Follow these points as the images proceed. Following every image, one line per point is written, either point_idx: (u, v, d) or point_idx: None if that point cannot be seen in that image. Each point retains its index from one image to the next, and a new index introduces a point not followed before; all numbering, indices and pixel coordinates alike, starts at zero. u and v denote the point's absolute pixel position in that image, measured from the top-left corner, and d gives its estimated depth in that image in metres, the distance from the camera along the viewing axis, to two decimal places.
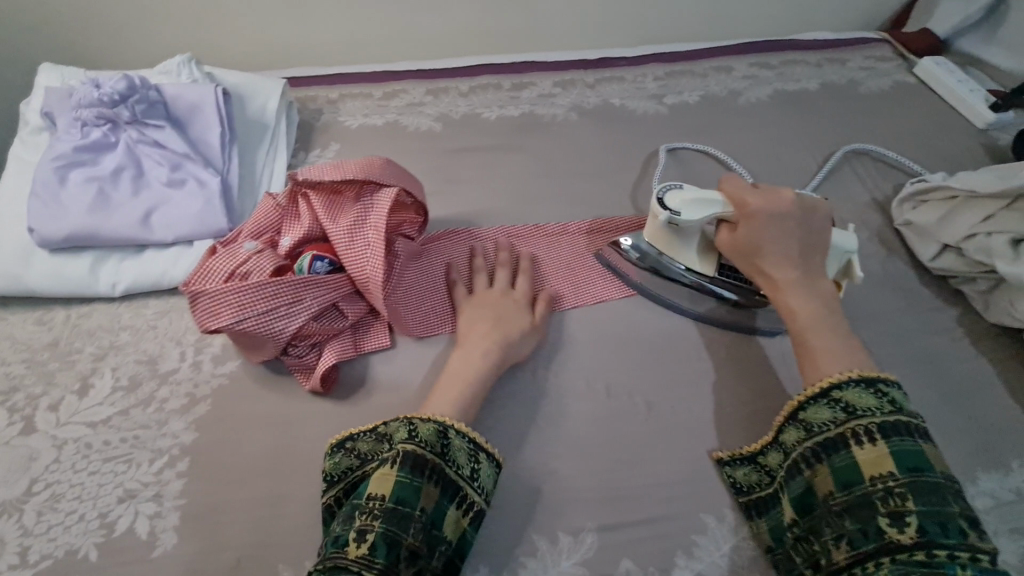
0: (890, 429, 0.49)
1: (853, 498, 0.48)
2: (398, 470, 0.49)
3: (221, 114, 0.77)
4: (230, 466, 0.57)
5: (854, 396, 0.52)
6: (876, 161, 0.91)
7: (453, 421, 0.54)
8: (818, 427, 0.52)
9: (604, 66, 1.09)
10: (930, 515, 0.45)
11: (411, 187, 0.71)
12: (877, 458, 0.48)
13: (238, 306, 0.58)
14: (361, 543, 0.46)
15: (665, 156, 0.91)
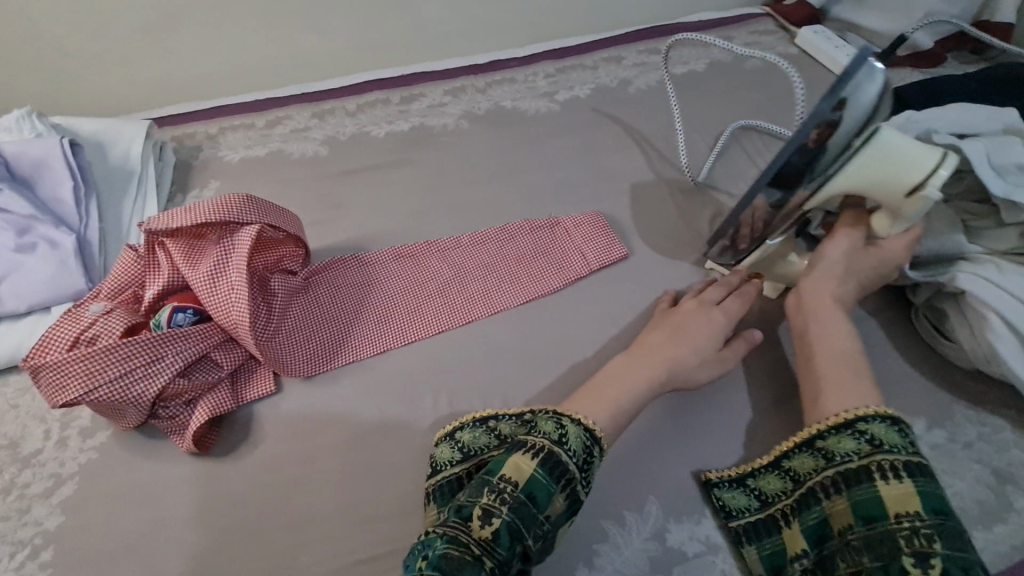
0: (914, 469, 0.48)
1: (871, 534, 0.47)
2: (537, 465, 0.49)
3: (71, 167, 0.72)
4: (101, 548, 0.53)
5: (880, 429, 0.51)
6: (762, 136, 0.92)
7: (590, 422, 0.54)
8: (839, 457, 0.51)
9: (494, 69, 1.08)
10: (953, 557, 0.44)
11: (280, 221, 0.68)
12: (902, 494, 0.47)
13: (86, 374, 0.54)
14: (487, 524, 0.46)
15: (558, 155, 0.91)
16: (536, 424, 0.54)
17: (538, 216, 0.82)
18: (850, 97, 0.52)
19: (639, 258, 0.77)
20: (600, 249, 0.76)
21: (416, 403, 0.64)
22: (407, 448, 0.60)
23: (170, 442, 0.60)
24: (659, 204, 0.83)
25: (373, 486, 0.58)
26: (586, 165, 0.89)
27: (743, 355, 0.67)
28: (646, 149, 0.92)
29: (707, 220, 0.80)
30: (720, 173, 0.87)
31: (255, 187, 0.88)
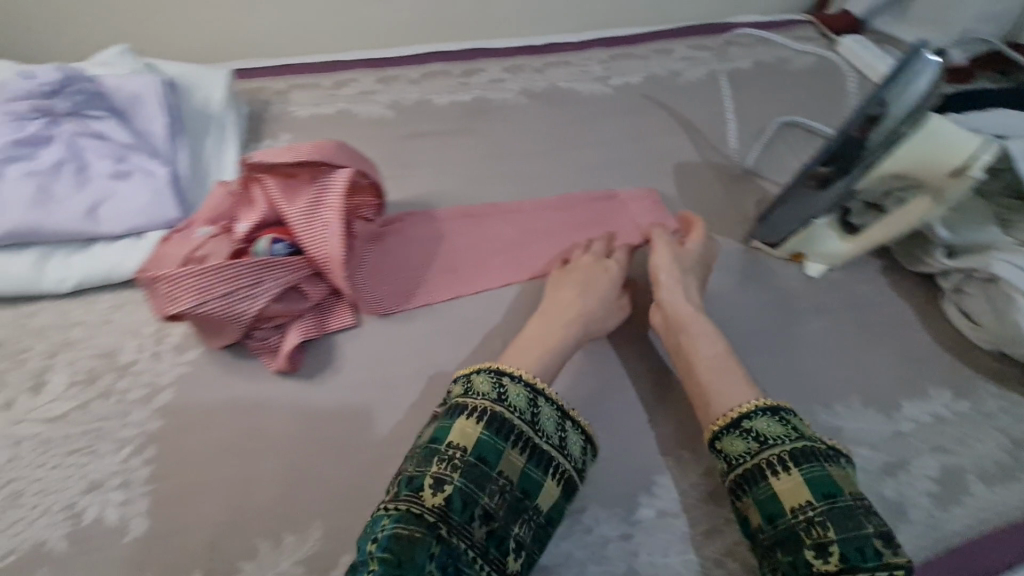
0: (800, 456, 0.50)
1: (778, 531, 0.48)
2: (480, 427, 0.50)
3: (166, 104, 0.75)
4: (199, 450, 0.58)
5: (575, 437, 0.54)
6: (803, 132, 0.97)
7: (526, 374, 0.55)
8: (735, 459, 0.53)
9: (550, 52, 1.12)
10: (849, 539, 0.45)
11: (366, 168, 0.71)
12: (794, 486, 0.49)
13: (198, 290, 0.59)
14: (438, 491, 0.47)
15: (613, 134, 0.95)
16: (469, 383, 0.54)
17: (595, 188, 0.86)
18: (895, 103, 0.58)
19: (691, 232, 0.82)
20: (656, 222, 0.81)
21: (485, 345, 0.68)
22: None
23: (258, 362, 0.64)
24: (709, 185, 0.88)
25: None
26: (643, 145, 0.93)
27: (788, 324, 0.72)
28: (697, 134, 0.96)
29: (754, 203, 0.85)
30: (764, 162, 0.91)
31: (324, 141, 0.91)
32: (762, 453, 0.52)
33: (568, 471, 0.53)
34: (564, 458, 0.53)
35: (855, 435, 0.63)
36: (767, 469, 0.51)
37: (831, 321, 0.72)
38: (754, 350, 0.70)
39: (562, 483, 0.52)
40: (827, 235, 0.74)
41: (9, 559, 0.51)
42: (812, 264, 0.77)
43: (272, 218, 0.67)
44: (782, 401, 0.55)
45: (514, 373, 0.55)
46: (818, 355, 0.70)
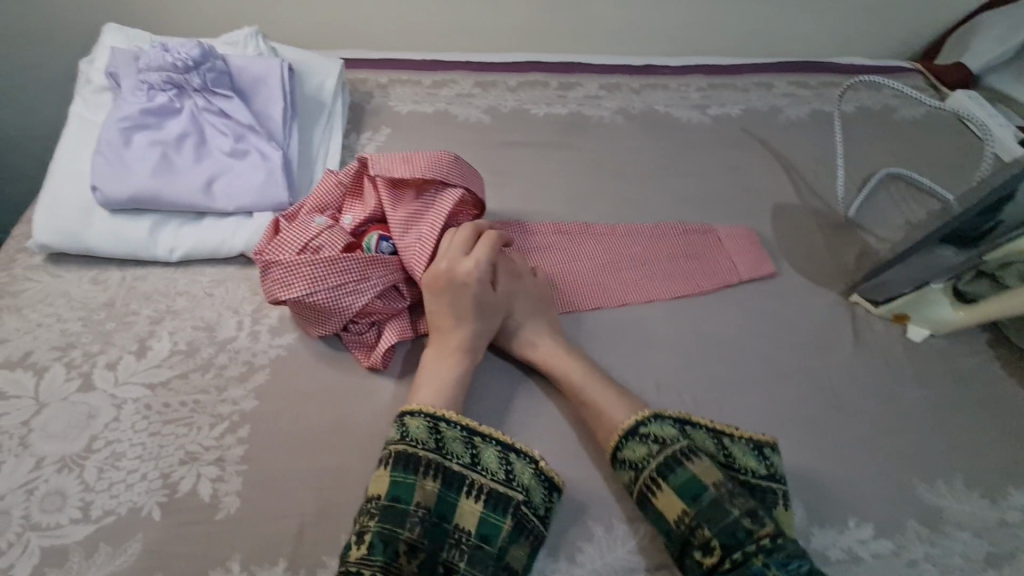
0: (664, 468, 0.53)
1: (672, 543, 0.51)
2: (391, 471, 0.50)
3: (285, 89, 0.77)
4: (291, 437, 0.58)
5: (657, 428, 0.55)
6: (909, 187, 0.92)
7: (447, 412, 0.55)
8: (628, 486, 0.55)
9: (649, 72, 1.08)
10: (723, 532, 0.49)
11: (474, 184, 0.70)
12: (670, 499, 0.52)
13: (310, 279, 0.60)
14: (413, 558, 0.48)
15: (711, 167, 0.93)
16: (405, 429, 0.53)
17: (690, 221, 0.84)
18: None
19: (789, 278, 0.79)
20: (753, 262, 0.78)
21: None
22: (567, 406, 0.63)
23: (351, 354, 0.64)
24: (809, 231, 0.85)
25: (533, 435, 0.61)
26: (740, 183, 0.91)
27: (891, 388, 0.68)
28: (798, 176, 0.93)
29: (855, 256, 0.82)
30: (867, 214, 0.88)
31: (421, 139, 0.91)
32: (642, 474, 0.54)
33: (526, 507, 0.51)
34: (487, 478, 0.52)
35: (956, 518, 0.59)
36: (647, 490, 0.53)
37: (936, 391, 0.68)
38: (854, 411, 0.66)
39: (488, 501, 0.51)
40: (937, 302, 0.71)
41: (107, 519, 0.52)
42: (914, 328, 0.73)
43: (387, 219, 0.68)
44: (640, 413, 0.57)
45: (448, 416, 0.54)
46: (922, 425, 0.66)
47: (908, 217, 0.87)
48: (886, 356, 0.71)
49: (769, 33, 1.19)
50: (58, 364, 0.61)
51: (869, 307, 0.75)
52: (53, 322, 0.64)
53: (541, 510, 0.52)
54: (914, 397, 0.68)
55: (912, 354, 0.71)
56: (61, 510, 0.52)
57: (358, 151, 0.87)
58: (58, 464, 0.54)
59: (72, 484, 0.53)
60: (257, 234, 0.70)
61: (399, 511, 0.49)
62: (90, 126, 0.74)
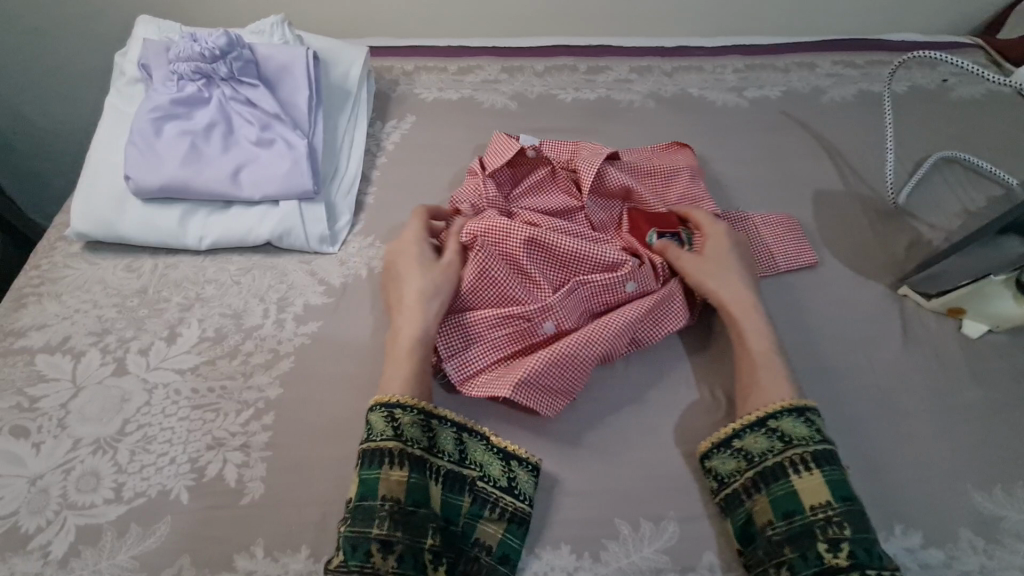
0: (822, 458, 0.52)
1: (792, 527, 0.50)
2: (413, 471, 0.51)
3: (310, 76, 0.77)
4: (313, 427, 0.58)
5: (822, 421, 0.55)
6: (965, 171, 0.85)
7: (401, 397, 0.54)
8: (757, 456, 0.54)
9: (682, 54, 1.04)
10: (861, 540, 0.48)
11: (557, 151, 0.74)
12: (816, 486, 0.51)
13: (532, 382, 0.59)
14: (388, 554, 0.48)
15: (748, 152, 0.88)
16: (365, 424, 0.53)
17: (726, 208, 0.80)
18: None
19: (831, 269, 0.74)
20: (793, 251, 0.74)
21: (601, 360, 0.64)
22: (591, 400, 0.61)
23: (375, 342, 0.64)
24: (854, 220, 0.80)
25: (557, 429, 0.59)
26: (780, 170, 0.86)
27: (944, 387, 0.64)
28: (842, 162, 0.87)
29: (904, 246, 0.77)
30: (918, 200, 0.82)
31: (447, 127, 0.89)
32: (788, 451, 0.53)
33: (483, 482, 0.54)
34: (447, 461, 0.53)
35: (1016, 528, 0.55)
36: (789, 467, 0.52)
37: (995, 391, 0.63)
38: (901, 412, 0.62)
39: (448, 484, 0.53)
40: (997, 296, 0.64)
41: (138, 501, 0.53)
42: (970, 324, 0.67)
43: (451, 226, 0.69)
44: (810, 403, 0.56)
45: (404, 401, 0.54)
46: (981, 428, 0.61)
47: (964, 204, 0.81)
48: (938, 352, 0.66)
49: (813, 9, 1.12)
50: (94, 349, 0.63)
51: (920, 300, 0.70)
52: (90, 308, 0.66)
53: (499, 483, 0.54)
54: (970, 399, 0.63)
55: (967, 352, 0.66)
56: (95, 490, 0.54)
57: (383, 140, 0.87)
58: (94, 445, 0.56)
59: (106, 466, 0.55)
60: (283, 222, 0.70)
61: (366, 508, 0.49)
62: (123, 117, 0.75)
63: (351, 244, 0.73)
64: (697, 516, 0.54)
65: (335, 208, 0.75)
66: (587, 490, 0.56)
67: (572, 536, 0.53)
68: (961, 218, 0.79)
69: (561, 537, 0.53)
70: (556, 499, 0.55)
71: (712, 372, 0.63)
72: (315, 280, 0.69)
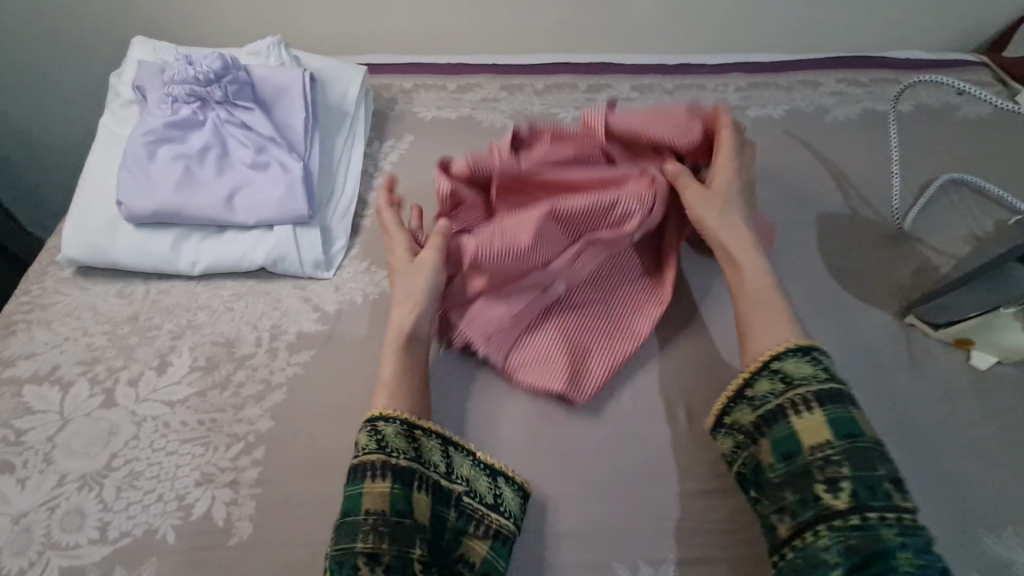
0: (825, 397, 0.50)
1: (792, 468, 0.48)
2: (380, 483, 0.49)
3: (306, 98, 0.76)
4: (306, 461, 0.57)
5: (829, 362, 0.53)
6: (973, 194, 0.84)
7: (382, 410, 0.54)
8: (761, 397, 0.52)
9: (683, 72, 1.03)
10: (865, 479, 0.46)
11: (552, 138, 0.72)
12: (816, 425, 0.49)
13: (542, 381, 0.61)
14: (375, 567, 0.46)
15: (751, 174, 0.87)
16: (351, 442, 0.53)
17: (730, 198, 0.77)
18: None
19: (836, 297, 0.73)
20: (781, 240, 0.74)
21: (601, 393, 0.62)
22: (590, 435, 0.60)
23: (370, 371, 0.63)
24: (858, 245, 0.78)
25: (553, 465, 0.58)
26: (783, 192, 0.85)
27: (952, 421, 0.62)
28: (846, 183, 0.86)
29: (909, 272, 0.75)
30: (924, 224, 0.80)
31: (446, 146, 0.88)
32: (789, 392, 0.51)
33: (469, 497, 0.52)
34: (435, 473, 0.52)
35: None
36: (790, 408, 0.51)
37: (1006, 426, 0.62)
38: (909, 447, 0.60)
39: (437, 496, 0.52)
40: (1008, 328, 0.63)
41: (123, 541, 0.52)
42: (978, 355, 0.66)
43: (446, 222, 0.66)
44: (816, 344, 0.54)
45: (386, 413, 0.53)
46: (989, 465, 0.59)
47: (971, 228, 0.80)
48: (947, 384, 0.65)
49: (816, 26, 1.11)
50: (82, 379, 0.61)
51: (926, 330, 0.68)
52: (79, 336, 0.65)
53: (484, 499, 0.53)
54: (979, 434, 0.61)
55: (975, 384, 0.65)
56: (80, 529, 0.52)
57: (380, 160, 0.86)
58: (79, 481, 0.55)
59: (91, 503, 0.53)
60: (277, 248, 0.69)
61: (350, 523, 0.48)
62: (117, 140, 0.75)
63: (346, 269, 0.72)
64: (696, 559, 0.53)
65: (330, 231, 0.74)
66: (585, 531, 0.54)
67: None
68: (967, 243, 0.78)
69: None
70: (553, 540, 0.54)
71: (713, 406, 0.62)
72: (310, 307, 0.68)
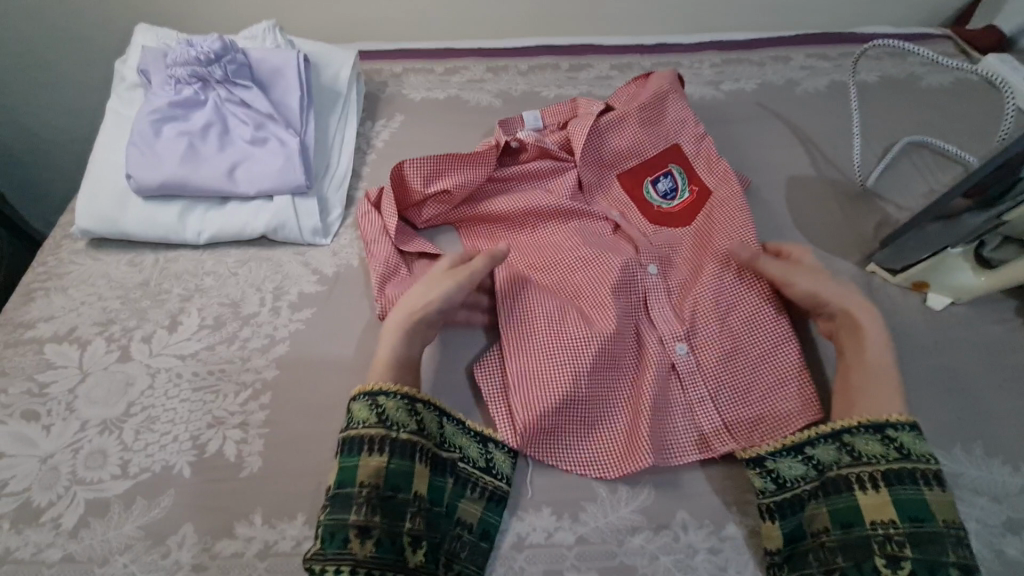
0: (893, 477, 0.53)
1: (849, 537, 0.52)
2: (380, 459, 0.53)
3: (301, 79, 0.81)
4: (310, 405, 0.61)
5: (909, 439, 0.54)
6: (934, 154, 0.88)
7: (384, 385, 0.57)
8: (825, 468, 0.55)
9: (660, 52, 1.08)
10: (923, 560, 0.49)
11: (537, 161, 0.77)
12: (881, 503, 0.52)
13: (583, 432, 0.60)
14: (366, 539, 0.51)
15: (725, 142, 0.92)
16: (349, 416, 0.56)
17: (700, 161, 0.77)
18: None
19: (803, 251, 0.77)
20: None
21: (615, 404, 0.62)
22: None
23: (367, 324, 0.68)
24: (824, 205, 0.83)
25: None
26: (755, 158, 0.90)
27: (909, 356, 0.67)
28: (814, 149, 0.91)
29: (872, 227, 0.80)
30: (886, 182, 0.85)
31: (435, 125, 0.93)
32: (859, 469, 0.54)
33: (463, 464, 0.57)
34: (433, 446, 0.56)
35: (975, 485, 0.58)
36: (856, 483, 0.53)
37: (957, 358, 0.67)
38: None
39: (436, 469, 0.55)
40: (957, 268, 0.68)
41: (143, 476, 0.56)
42: (934, 296, 0.71)
43: (412, 221, 0.76)
44: (895, 417, 0.55)
45: (385, 387, 0.56)
46: (944, 393, 0.64)
47: (931, 185, 0.85)
48: (905, 324, 0.70)
49: (787, 7, 1.17)
50: (99, 337, 0.66)
51: (888, 276, 0.73)
52: (95, 301, 0.69)
53: (477, 463, 0.57)
54: (935, 367, 0.66)
55: (932, 324, 0.69)
56: (102, 467, 0.57)
57: (373, 138, 0.90)
58: (100, 426, 0.59)
59: (112, 445, 0.58)
60: (277, 216, 0.74)
61: (344, 496, 0.52)
62: (123, 120, 0.79)
63: (342, 236, 0.77)
64: (671, 480, 0.58)
65: (327, 201, 0.79)
66: (567, 458, 0.59)
67: (554, 499, 0.57)
68: (927, 199, 0.83)
69: (544, 502, 0.57)
70: (540, 467, 0.58)
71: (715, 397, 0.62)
72: (309, 270, 0.73)
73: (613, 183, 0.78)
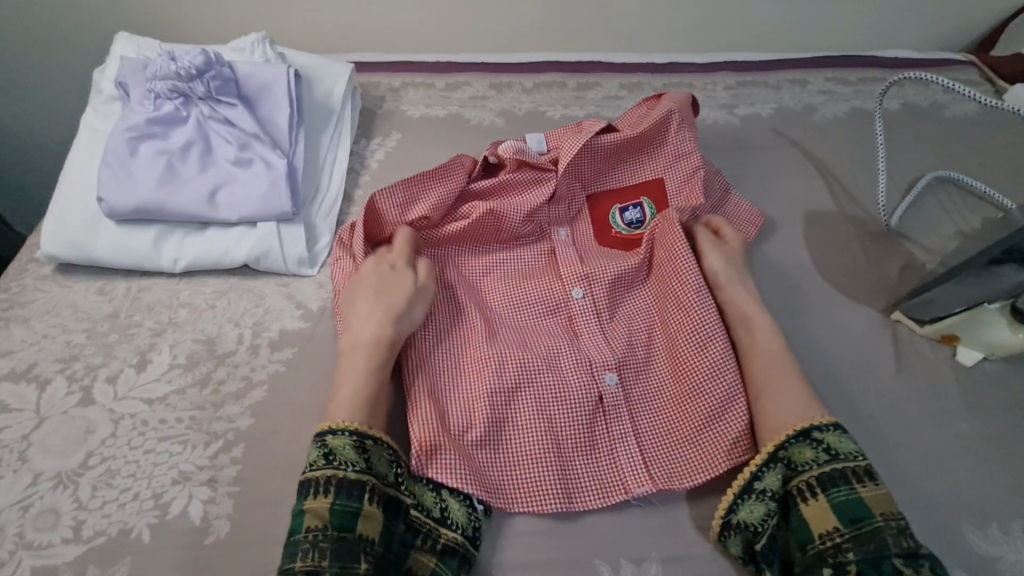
0: (828, 481, 0.49)
1: (806, 559, 0.47)
2: (329, 499, 0.47)
3: (291, 95, 0.75)
4: (285, 460, 0.56)
5: (834, 438, 0.51)
6: (960, 192, 0.83)
7: (333, 423, 0.52)
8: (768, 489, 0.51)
9: (672, 71, 1.03)
10: (870, 560, 0.45)
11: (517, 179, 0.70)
12: (822, 512, 0.48)
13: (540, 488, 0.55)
14: None
15: (740, 172, 0.87)
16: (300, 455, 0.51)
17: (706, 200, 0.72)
18: None
19: (824, 294, 0.72)
20: (742, 215, 0.76)
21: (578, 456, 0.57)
22: None
23: None
24: (845, 244, 0.78)
25: None
26: (771, 189, 0.85)
27: (937, 418, 0.62)
28: (834, 181, 0.86)
29: (896, 270, 0.75)
30: (910, 221, 0.80)
31: (433, 145, 0.88)
32: (795, 479, 0.51)
33: (416, 510, 0.52)
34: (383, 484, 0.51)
35: (1012, 570, 0.53)
36: (798, 496, 0.50)
37: (991, 423, 0.62)
38: (895, 445, 0.60)
39: (388, 510, 0.50)
40: (992, 324, 0.63)
41: (98, 540, 0.51)
42: (965, 351, 0.66)
43: None
44: (818, 420, 0.53)
45: (334, 424, 0.51)
46: (975, 461, 0.59)
47: (958, 226, 0.80)
48: (932, 381, 0.64)
49: (805, 28, 1.12)
50: (60, 376, 0.61)
51: (914, 329, 0.68)
52: (58, 334, 0.64)
53: (430, 512, 0.52)
54: (964, 431, 0.61)
55: (961, 381, 0.64)
56: (53, 529, 0.51)
57: (367, 158, 0.85)
58: (54, 480, 0.54)
59: (66, 503, 0.53)
60: (260, 245, 0.68)
61: (292, 544, 0.46)
62: (99, 135, 0.74)
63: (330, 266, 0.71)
64: (680, 557, 0.52)
65: (314, 228, 0.74)
66: (567, 529, 0.54)
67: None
68: (953, 240, 0.78)
69: None
70: (536, 539, 0.53)
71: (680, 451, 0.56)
72: (292, 304, 0.68)
73: (603, 210, 0.71)
